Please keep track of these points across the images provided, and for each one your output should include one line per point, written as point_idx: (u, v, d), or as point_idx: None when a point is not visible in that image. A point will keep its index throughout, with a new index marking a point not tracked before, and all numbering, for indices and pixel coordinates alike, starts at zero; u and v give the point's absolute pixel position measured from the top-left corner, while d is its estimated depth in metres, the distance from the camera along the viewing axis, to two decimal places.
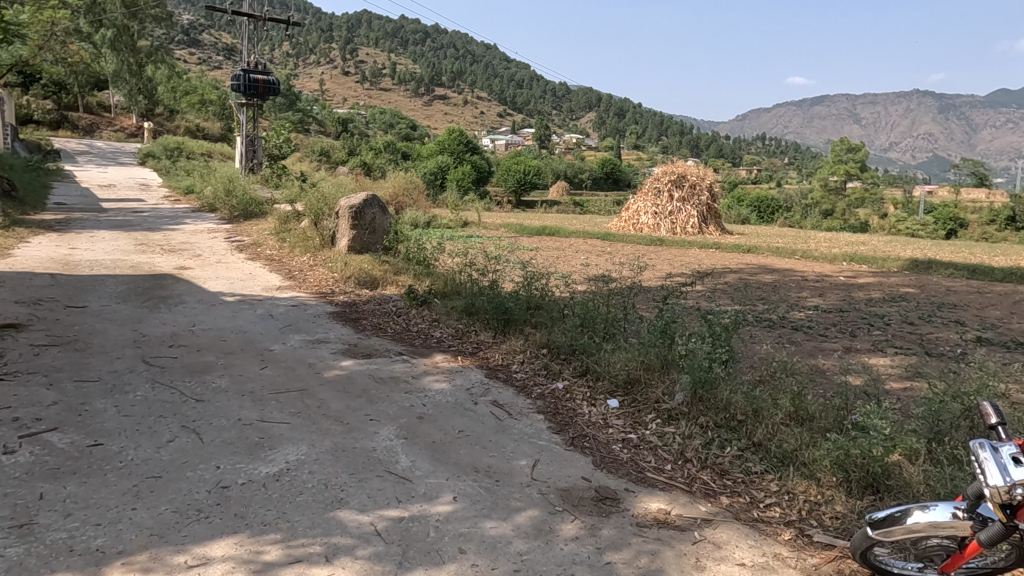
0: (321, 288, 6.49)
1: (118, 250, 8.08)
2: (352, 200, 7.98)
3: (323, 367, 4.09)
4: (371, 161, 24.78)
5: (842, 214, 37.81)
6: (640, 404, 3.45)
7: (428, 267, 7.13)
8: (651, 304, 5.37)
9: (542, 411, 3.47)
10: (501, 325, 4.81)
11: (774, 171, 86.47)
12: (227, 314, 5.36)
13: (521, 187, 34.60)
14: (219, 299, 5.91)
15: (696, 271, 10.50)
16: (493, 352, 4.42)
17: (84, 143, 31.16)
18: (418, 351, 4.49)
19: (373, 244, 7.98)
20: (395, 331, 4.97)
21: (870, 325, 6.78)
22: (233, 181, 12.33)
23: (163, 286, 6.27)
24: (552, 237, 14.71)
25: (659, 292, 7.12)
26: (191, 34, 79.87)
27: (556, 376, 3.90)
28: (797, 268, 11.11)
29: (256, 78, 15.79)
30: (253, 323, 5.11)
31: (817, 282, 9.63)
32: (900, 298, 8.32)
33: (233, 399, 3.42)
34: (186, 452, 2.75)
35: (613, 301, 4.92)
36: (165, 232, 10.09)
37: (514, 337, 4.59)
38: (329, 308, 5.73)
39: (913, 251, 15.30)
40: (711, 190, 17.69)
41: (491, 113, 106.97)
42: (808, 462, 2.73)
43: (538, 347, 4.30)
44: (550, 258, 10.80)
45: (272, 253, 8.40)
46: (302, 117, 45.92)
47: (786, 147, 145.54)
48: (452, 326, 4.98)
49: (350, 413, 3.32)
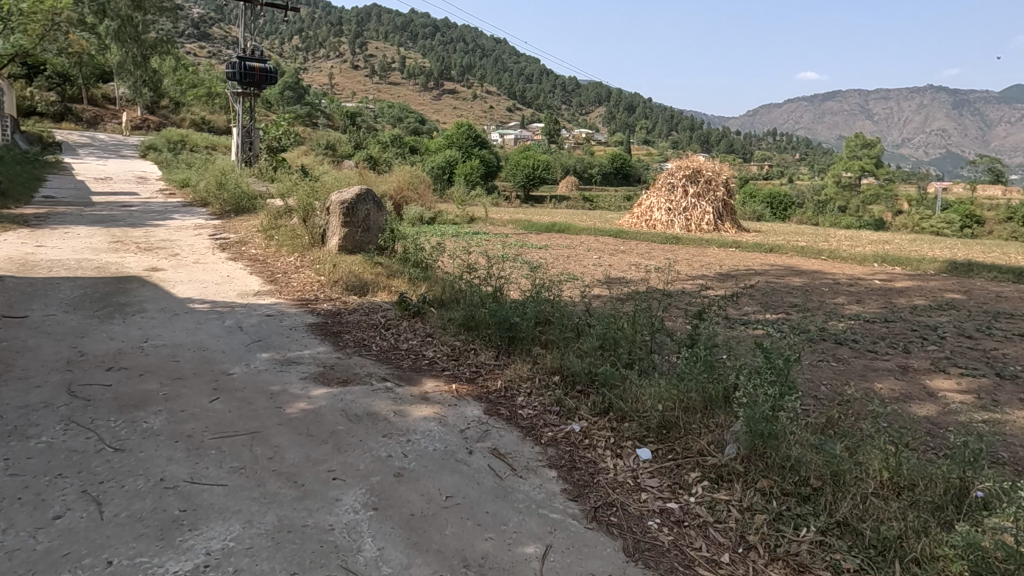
0: (303, 294, 5.77)
1: (89, 249, 7.39)
2: (344, 196, 7.26)
3: (287, 398, 3.36)
4: (377, 155, 24.11)
5: (856, 211, 36.75)
6: (678, 458, 2.73)
7: (426, 269, 6.38)
8: (681, 319, 4.62)
9: (554, 464, 2.74)
10: (504, 344, 4.08)
11: (785, 167, 85.10)
12: (189, 327, 4.63)
13: (530, 182, 33.85)
14: (185, 306, 5.19)
15: (718, 273, 9.71)
16: (494, 378, 3.68)
17: (86, 135, 30.60)
18: (407, 376, 3.76)
19: (366, 243, 7.26)
20: (381, 349, 4.24)
21: (922, 337, 6.02)
22: (225, 174, 11.65)
23: (125, 290, 5.56)
24: (562, 235, 13.94)
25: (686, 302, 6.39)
26: (202, 28, 79.21)
27: (571, 415, 3.16)
28: (825, 271, 10.29)
29: (251, 65, 15.05)
30: (216, 339, 4.37)
31: (851, 287, 8.84)
32: (949, 306, 7.50)
33: (164, 447, 2.69)
34: (71, 536, 2.04)
35: (636, 315, 4.17)
36: (148, 228, 9.39)
37: (520, 360, 3.86)
38: (308, 318, 5.00)
39: (942, 251, 14.45)
40: (727, 185, 16.90)
41: (501, 107, 106.15)
42: (923, 561, 2.02)
43: (548, 373, 3.60)
44: (559, 259, 10.06)
45: (257, 252, 7.69)
46: (308, 110, 45.30)
47: (796, 143, 143.85)
48: (448, 344, 4.24)
49: (308, 469, 2.59)
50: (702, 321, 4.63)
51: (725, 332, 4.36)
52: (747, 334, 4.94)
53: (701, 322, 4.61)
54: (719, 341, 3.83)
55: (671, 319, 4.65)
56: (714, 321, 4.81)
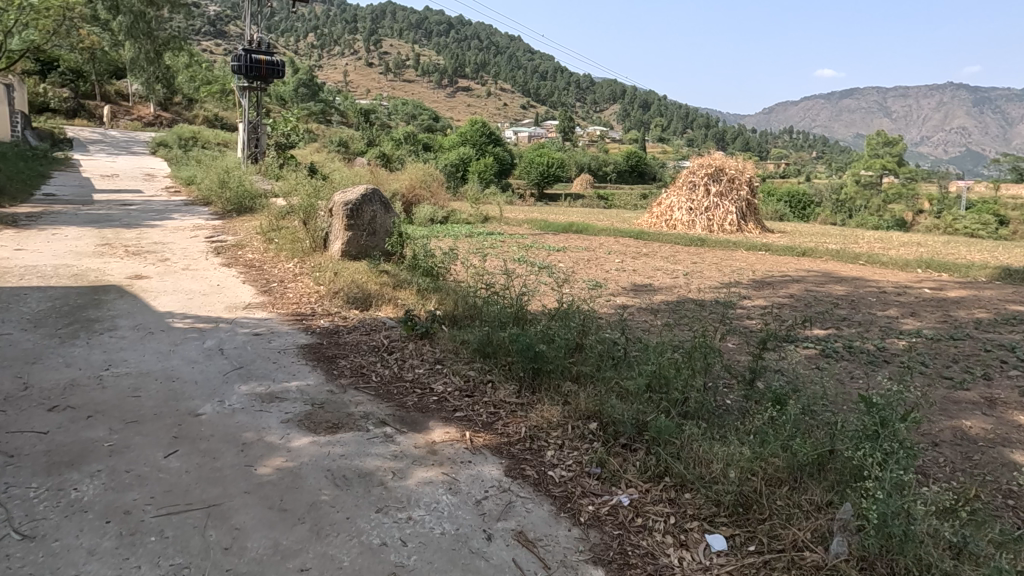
0: (298, 308, 5.13)
1: (72, 252, 6.81)
2: (348, 196, 6.63)
3: (262, 453, 2.70)
4: (390, 152, 23.58)
5: (878, 211, 35.67)
6: (766, 556, 2.08)
7: (435, 278, 5.75)
8: (737, 352, 3.93)
9: (602, 556, 2.10)
10: (527, 376, 3.41)
11: (802, 165, 83.67)
12: (162, 349, 3.99)
13: (545, 180, 33.15)
14: (163, 323, 4.56)
15: (752, 280, 8.97)
16: (517, 423, 3.03)
17: (98, 132, 30.23)
18: (411, 418, 3.11)
19: (371, 247, 6.62)
20: (381, 379, 3.60)
21: (1000, 360, 5.28)
22: (229, 172, 11.06)
23: (99, 302, 4.95)
24: (580, 236, 13.28)
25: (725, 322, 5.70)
26: (219, 26, 78.80)
27: (616, 478, 2.51)
28: (867, 278, 9.53)
29: (257, 58, 14.45)
30: (190, 365, 3.73)
31: (899, 297, 8.09)
32: (1016, 321, 6.73)
33: (88, 533, 2.05)
34: None
35: (683, 343, 3.49)
36: (142, 230, 8.80)
37: (548, 399, 3.21)
38: (301, 338, 4.34)
39: (983, 255, 13.58)
40: (751, 184, 16.13)
41: (515, 104, 105.36)
42: None
43: (583, 420, 2.96)
44: (579, 263, 9.42)
45: (254, 256, 7.07)
46: (323, 108, 44.91)
47: (812, 141, 141.64)
48: (462, 373, 3.58)
49: (273, 568, 1.96)
50: (758, 353, 3.99)
51: (789, 364, 3.73)
52: (810, 366, 4.29)
53: (755, 352, 3.99)
54: (791, 383, 3.18)
55: (720, 345, 4.00)
56: (769, 353, 4.18)
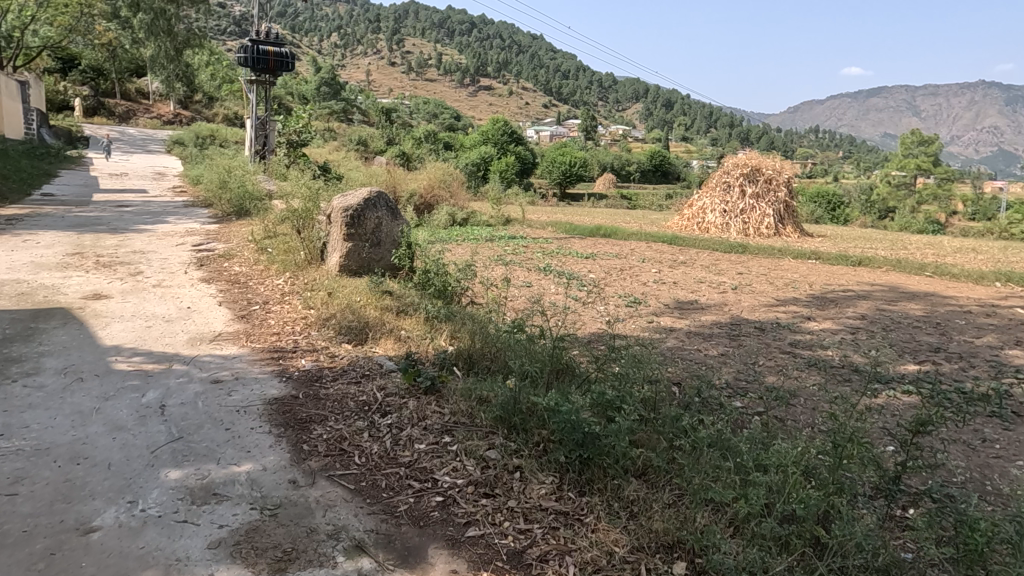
0: (279, 340, 4.14)
1: (33, 263, 5.91)
2: (348, 201, 5.65)
3: None
4: (410, 151, 22.71)
5: (916, 211, 34.11)
6: None
7: (448, 302, 4.77)
8: (865, 434, 2.88)
9: None
10: (572, 468, 2.39)
11: (829, 164, 81.40)
12: (83, 408, 3.01)
13: (567, 179, 32.07)
14: (101, 364, 3.59)
15: (810, 297, 7.84)
16: (565, 559, 2.00)
17: (115, 129, 29.60)
18: (404, 541, 2.10)
19: (376, 259, 5.64)
20: (365, 464, 2.59)
21: None
22: (230, 173, 10.20)
23: (32, 333, 4.00)
24: (608, 240, 12.23)
25: (803, 365, 4.62)
26: (244, 25, 78.23)
27: None
28: (942, 293, 8.36)
29: (266, 49, 13.56)
30: (110, 436, 2.74)
31: (989, 319, 6.89)
32: None
33: None
34: None
35: (799, 436, 2.44)
36: (127, 236, 7.89)
37: (608, 509, 2.19)
38: (272, 388, 3.34)
39: None
40: (790, 185, 14.92)
41: (537, 103, 104.22)
42: None
43: (667, 561, 1.95)
44: (612, 274, 8.39)
45: (241, 270, 6.10)
46: (345, 105, 44.19)
47: (838, 140, 138.34)
48: (477, 457, 2.56)
49: None
50: (887, 442, 2.99)
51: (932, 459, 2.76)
52: (941, 450, 3.25)
53: (879, 441, 3.00)
54: (977, 507, 2.19)
55: (824, 427, 3.04)
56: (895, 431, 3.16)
